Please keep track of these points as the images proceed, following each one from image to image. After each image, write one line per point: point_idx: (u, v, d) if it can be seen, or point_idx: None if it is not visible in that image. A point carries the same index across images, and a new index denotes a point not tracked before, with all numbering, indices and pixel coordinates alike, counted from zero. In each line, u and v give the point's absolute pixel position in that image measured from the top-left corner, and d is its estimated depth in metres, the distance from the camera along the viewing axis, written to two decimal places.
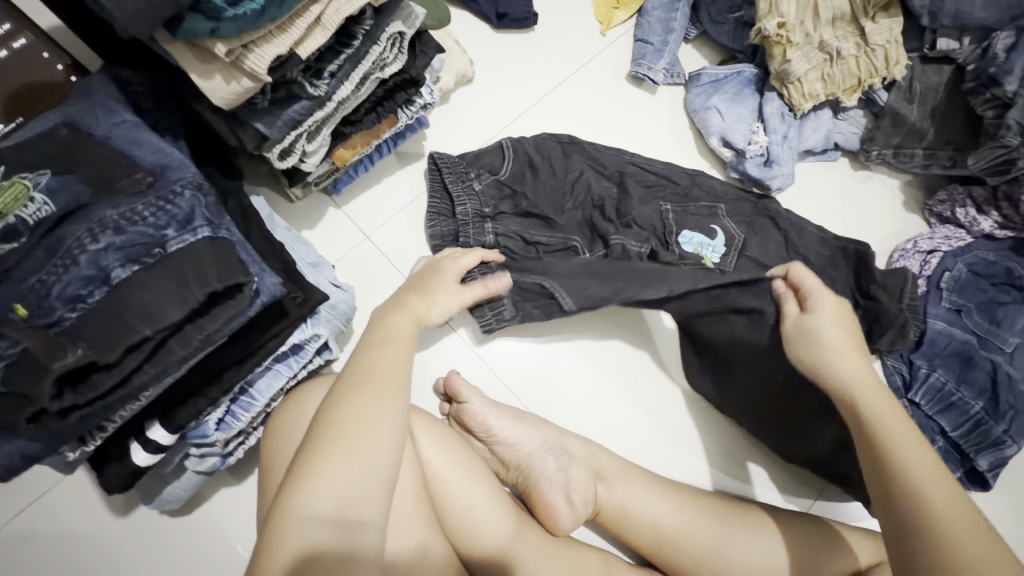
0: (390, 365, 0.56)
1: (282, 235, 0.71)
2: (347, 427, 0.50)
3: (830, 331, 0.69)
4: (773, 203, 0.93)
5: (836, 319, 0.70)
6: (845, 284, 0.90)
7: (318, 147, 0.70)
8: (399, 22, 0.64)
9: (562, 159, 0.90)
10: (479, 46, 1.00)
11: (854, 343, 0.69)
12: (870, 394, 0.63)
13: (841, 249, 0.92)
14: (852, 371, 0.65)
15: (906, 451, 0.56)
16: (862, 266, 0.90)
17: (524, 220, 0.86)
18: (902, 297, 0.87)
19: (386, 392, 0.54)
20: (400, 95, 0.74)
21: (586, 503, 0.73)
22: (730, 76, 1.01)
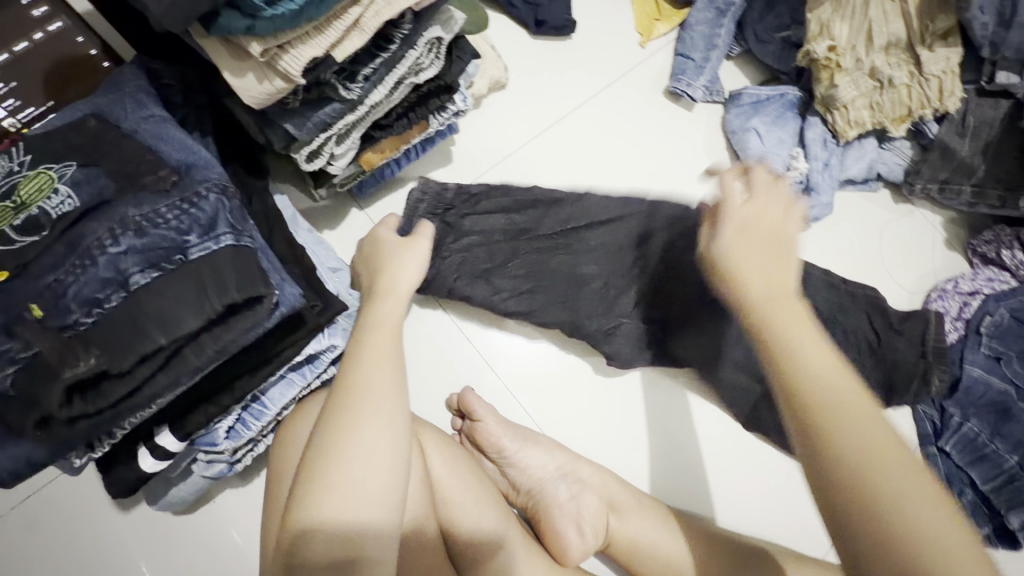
0: (376, 371, 0.53)
1: (304, 237, 0.70)
2: (336, 443, 0.48)
3: (739, 249, 0.51)
4: None
5: (747, 233, 0.52)
6: (859, 329, 0.88)
7: (346, 150, 0.68)
8: (437, 26, 0.62)
9: (540, 208, 0.86)
10: (515, 52, 0.97)
11: (758, 238, 0.52)
12: (752, 284, 0.49)
13: (848, 294, 0.90)
14: (742, 286, 0.50)
15: (828, 388, 0.44)
16: (874, 309, 0.89)
17: (517, 298, 0.82)
18: (924, 341, 0.87)
19: (373, 398, 0.51)
20: (433, 100, 0.72)
21: (597, 535, 0.71)
22: (773, 98, 0.97)
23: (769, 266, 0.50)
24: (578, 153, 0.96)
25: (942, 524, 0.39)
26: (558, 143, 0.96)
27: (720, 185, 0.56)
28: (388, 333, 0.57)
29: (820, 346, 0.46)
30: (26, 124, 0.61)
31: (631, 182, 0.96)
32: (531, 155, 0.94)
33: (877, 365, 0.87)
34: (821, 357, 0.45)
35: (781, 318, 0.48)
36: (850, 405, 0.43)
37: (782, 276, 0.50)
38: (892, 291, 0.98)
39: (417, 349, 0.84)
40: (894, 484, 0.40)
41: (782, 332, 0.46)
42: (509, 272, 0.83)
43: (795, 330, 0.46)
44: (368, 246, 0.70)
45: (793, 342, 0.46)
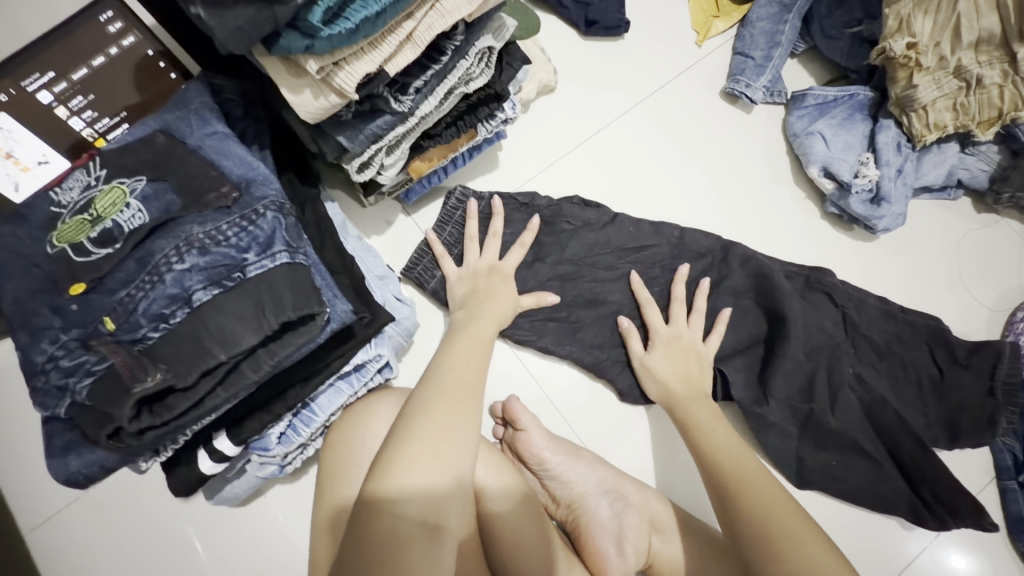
0: (470, 370, 0.60)
1: (353, 244, 0.72)
2: (437, 419, 0.53)
3: (661, 366, 0.76)
4: (828, 275, 0.82)
5: (670, 354, 0.76)
6: (922, 365, 0.80)
7: (396, 161, 0.68)
8: (488, 36, 0.63)
9: (569, 227, 0.83)
10: (564, 54, 0.95)
11: (684, 373, 0.75)
12: (663, 376, 0.76)
13: (910, 324, 0.81)
14: (663, 390, 0.75)
15: (715, 434, 0.68)
16: (937, 340, 0.80)
17: (545, 322, 0.80)
18: (993, 375, 0.78)
19: (467, 391, 0.57)
20: (482, 109, 0.72)
21: (638, 556, 0.69)
22: (841, 99, 0.91)
23: (685, 382, 0.75)
24: (626, 160, 0.93)
25: (787, 513, 0.57)
26: (605, 149, 0.93)
27: (643, 298, 0.80)
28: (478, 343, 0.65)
29: (717, 417, 0.71)
30: (100, 132, 0.64)
31: (676, 193, 0.92)
32: (578, 162, 0.92)
33: (941, 404, 0.79)
34: (715, 423, 0.70)
35: (693, 408, 0.72)
36: (734, 449, 0.66)
37: (702, 393, 0.74)
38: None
39: None
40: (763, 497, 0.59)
41: (691, 407, 0.72)
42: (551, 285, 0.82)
43: (701, 413, 0.71)
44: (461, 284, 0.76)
45: (706, 423, 0.70)
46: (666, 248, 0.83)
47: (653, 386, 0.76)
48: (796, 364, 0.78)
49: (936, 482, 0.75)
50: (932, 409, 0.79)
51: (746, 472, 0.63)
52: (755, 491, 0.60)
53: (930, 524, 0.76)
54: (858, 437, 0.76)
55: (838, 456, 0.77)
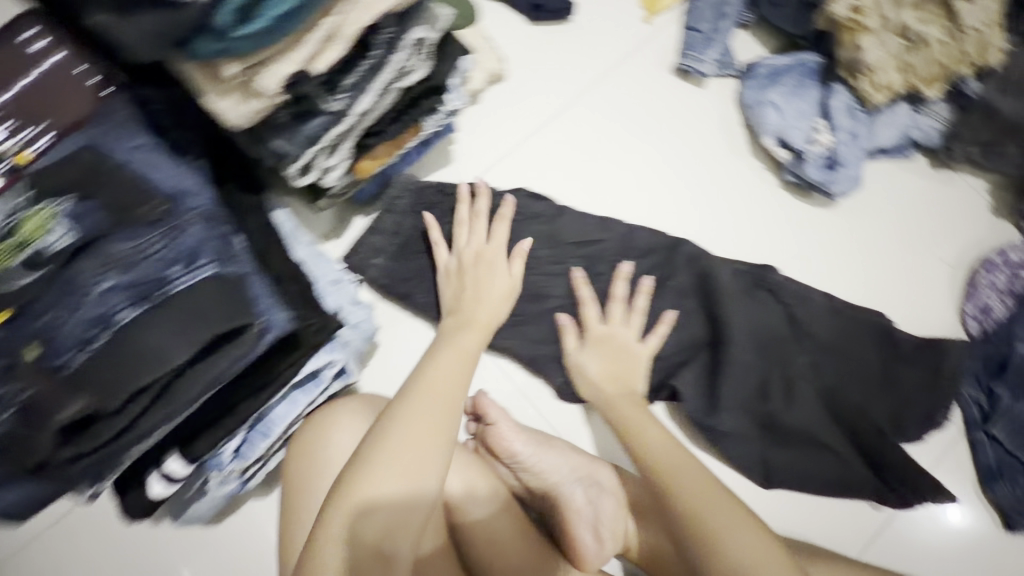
0: (446, 387, 0.61)
1: (303, 251, 0.70)
2: (398, 445, 0.54)
3: (589, 368, 0.75)
4: (772, 272, 0.79)
5: (604, 353, 0.75)
6: (870, 362, 0.78)
7: (339, 162, 0.66)
8: (421, 27, 0.61)
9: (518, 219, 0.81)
10: (512, 40, 0.93)
11: (617, 370, 0.74)
12: (595, 377, 0.75)
13: (856, 319, 0.79)
14: (596, 391, 0.74)
15: (648, 437, 0.67)
16: (883, 339, 0.78)
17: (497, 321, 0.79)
18: (938, 370, 0.78)
19: (439, 412, 0.58)
20: (424, 103, 0.70)
21: (616, 539, 0.70)
22: (791, 67, 0.91)
23: (618, 382, 0.74)
24: (582, 144, 0.91)
25: (728, 514, 0.58)
26: (560, 135, 0.92)
27: (584, 295, 0.78)
28: (462, 357, 0.66)
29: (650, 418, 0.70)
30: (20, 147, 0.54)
31: (635, 175, 0.90)
32: (532, 150, 0.90)
33: (891, 398, 0.77)
34: (649, 424, 0.69)
35: (620, 408, 0.72)
36: (670, 453, 0.65)
37: (636, 395, 0.73)
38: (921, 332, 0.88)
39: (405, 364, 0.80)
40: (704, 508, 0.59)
41: (624, 413, 0.71)
42: None
43: (637, 418, 0.70)
44: (456, 281, 0.75)
45: (637, 428, 0.69)
46: (618, 239, 0.81)
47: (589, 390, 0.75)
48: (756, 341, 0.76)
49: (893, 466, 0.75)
50: (881, 402, 0.77)
51: (683, 475, 0.62)
52: (697, 497, 0.60)
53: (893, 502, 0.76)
54: (817, 431, 0.75)
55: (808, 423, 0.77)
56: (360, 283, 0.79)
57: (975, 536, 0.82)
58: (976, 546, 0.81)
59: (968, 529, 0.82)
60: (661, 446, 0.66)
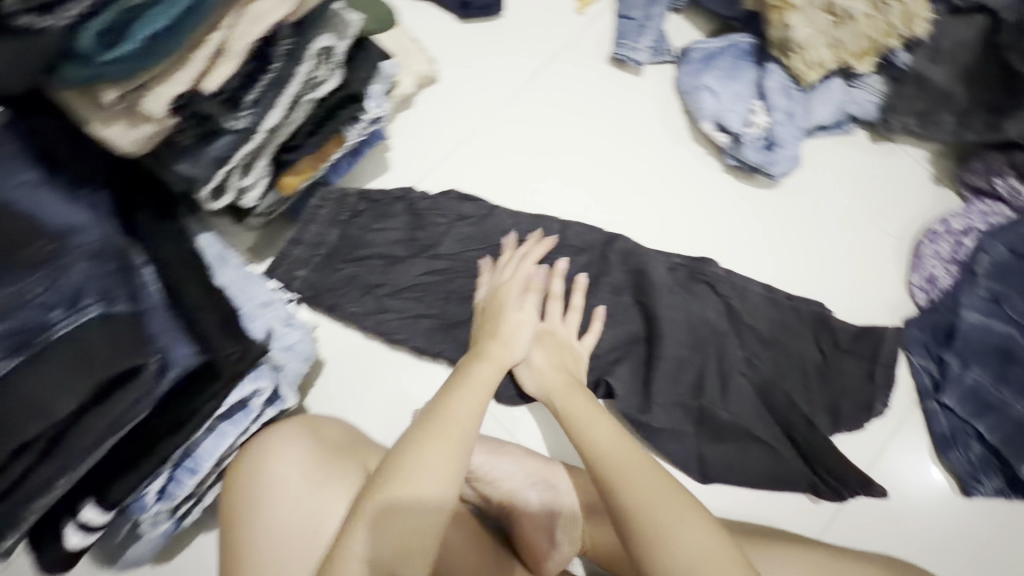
0: (459, 415, 0.61)
1: (231, 276, 0.68)
2: (405, 476, 0.55)
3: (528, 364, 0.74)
4: (708, 266, 0.83)
5: (545, 347, 0.74)
6: (806, 353, 0.81)
7: (256, 180, 0.64)
8: (326, 35, 0.59)
9: (444, 222, 0.81)
10: (443, 40, 0.91)
11: (560, 361, 0.73)
12: (541, 368, 0.73)
13: (793, 311, 0.82)
14: (539, 382, 0.72)
15: (590, 423, 0.65)
16: (819, 327, 0.82)
17: (446, 331, 0.77)
18: (874, 358, 0.81)
19: (450, 442, 0.58)
20: (342, 112, 0.68)
21: (573, 542, 0.69)
22: (724, 50, 0.90)
23: (559, 370, 0.72)
24: (521, 141, 0.90)
25: (670, 498, 0.55)
26: (498, 133, 0.90)
27: None
28: (482, 387, 0.65)
29: (593, 406, 0.67)
30: None
31: (576, 169, 0.89)
32: (471, 151, 0.89)
33: (824, 389, 0.80)
34: (591, 411, 0.66)
35: (562, 395, 0.69)
36: (611, 438, 0.62)
37: (577, 382, 0.71)
38: (871, 306, 0.88)
39: (347, 383, 0.78)
40: (642, 496, 0.56)
41: (568, 402, 0.68)
42: (455, 282, 0.79)
43: (577, 406, 0.67)
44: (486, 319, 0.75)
45: (579, 414, 0.66)
46: (549, 238, 0.82)
47: (533, 384, 0.73)
48: (687, 322, 0.79)
49: (827, 458, 0.76)
50: (817, 394, 0.80)
51: (620, 462, 0.59)
52: (637, 483, 0.57)
53: (827, 493, 0.77)
54: (751, 424, 0.77)
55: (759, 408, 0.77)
56: (297, 302, 0.76)
57: (934, 506, 0.82)
58: (935, 513, 0.82)
59: (925, 498, 0.83)
60: (603, 433, 0.63)
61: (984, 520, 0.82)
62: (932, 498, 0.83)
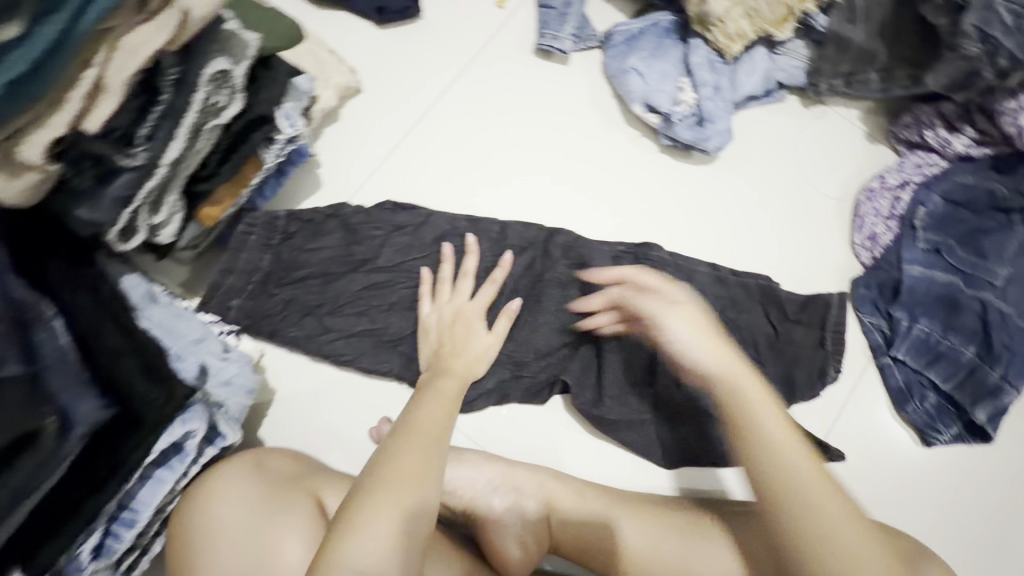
0: (432, 422, 0.64)
1: (160, 315, 0.65)
2: (386, 481, 0.57)
3: (685, 337, 0.64)
4: (654, 250, 0.83)
5: (694, 326, 0.65)
6: (757, 326, 0.81)
7: (168, 216, 0.62)
8: (221, 58, 0.57)
9: (380, 234, 0.80)
10: (363, 49, 0.90)
11: (715, 334, 0.65)
12: (681, 349, 0.64)
13: (742, 286, 0.83)
14: (709, 356, 0.63)
15: (762, 423, 0.60)
16: (768, 299, 0.83)
17: (395, 345, 0.77)
18: (823, 325, 0.82)
19: (427, 446, 0.61)
20: (254, 135, 0.66)
21: (540, 541, 0.69)
22: (646, 30, 0.90)
23: (723, 350, 0.64)
24: (454, 143, 0.88)
25: (844, 517, 0.55)
26: (429, 138, 0.88)
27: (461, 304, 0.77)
28: (448, 393, 0.69)
29: (766, 398, 0.61)
30: None
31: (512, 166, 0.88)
32: (403, 159, 0.87)
33: (777, 360, 0.80)
34: (766, 406, 0.61)
35: (743, 379, 0.62)
36: (785, 446, 0.59)
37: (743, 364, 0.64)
38: (817, 270, 0.89)
39: (299, 409, 0.77)
40: (825, 514, 0.55)
41: (734, 391, 0.61)
42: (398, 294, 0.79)
43: (753, 396, 0.61)
44: (441, 331, 0.76)
45: (748, 410, 0.60)
46: (489, 239, 0.82)
47: (696, 354, 0.64)
48: None
49: None
50: (770, 364, 0.81)
51: (800, 474, 0.57)
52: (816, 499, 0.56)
53: None
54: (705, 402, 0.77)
55: None
56: (236, 334, 0.75)
57: (897, 460, 0.84)
58: (902, 469, 0.83)
59: (889, 452, 0.84)
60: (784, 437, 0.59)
61: (947, 467, 0.84)
62: (895, 452, 0.84)
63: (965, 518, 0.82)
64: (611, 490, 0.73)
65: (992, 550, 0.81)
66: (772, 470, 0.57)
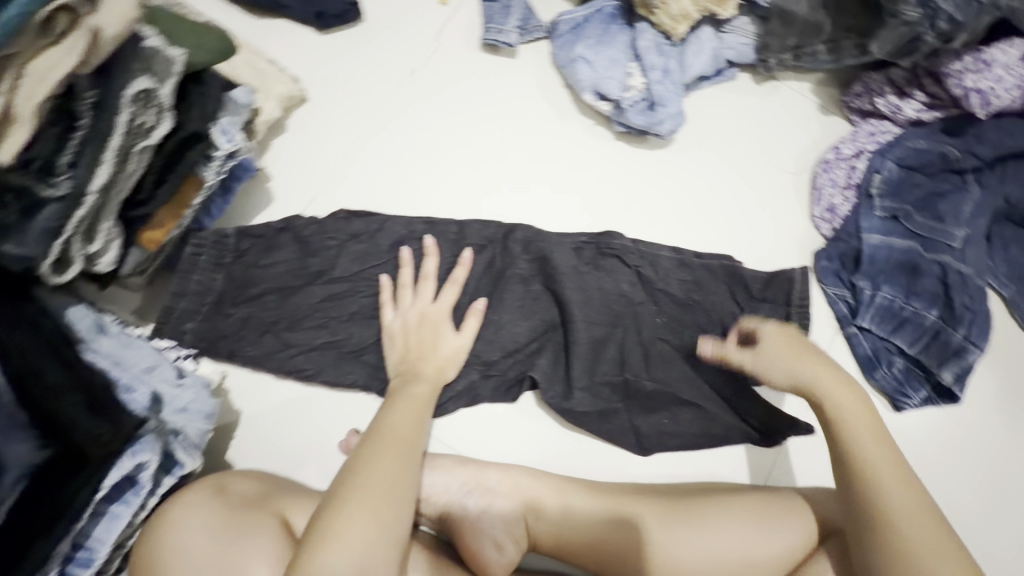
0: (406, 425, 0.67)
1: (109, 346, 0.63)
2: (363, 484, 0.59)
3: (773, 362, 0.68)
4: (616, 239, 0.82)
5: (785, 349, 0.69)
6: (723, 308, 0.81)
7: (105, 243, 0.60)
8: (142, 78, 0.55)
9: (336, 243, 0.79)
10: (305, 56, 0.88)
11: (811, 355, 0.68)
12: (789, 368, 0.68)
13: (706, 269, 0.83)
14: (792, 379, 0.67)
15: (863, 442, 0.62)
16: (733, 279, 0.82)
17: (358, 355, 0.76)
18: (788, 302, 0.82)
19: (402, 450, 0.64)
20: (190, 154, 0.65)
21: (517, 541, 0.69)
22: (591, 17, 0.89)
23: (827, 371, 0.67)
24: (406, 146, 0.87)
25: (937, 546, 0.56)
26: (380, 142, 0.87)
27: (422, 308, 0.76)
28: (422, 395, 0.71)
29: (869, 420, 0.64)
30: None
31: (467, 164, 0.87)
32: (355, 165, 0.85)
33: None
34: (868, 428, 0.63)
35: (837, 398, 0.65)
36: (882, 468, 0.61)
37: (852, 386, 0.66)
38: (780, 246, 0.89)
39: (266, 429, 0.75)
40: (914, 537, 0.56)
41: (839, 408, 0.65)
42: (358, 304, 0.77)
43: (851, 415, 0.64)
44: (405, 336, 0.75)
45: (850, 429, 0.63)
46: (447, 239, 0.81)
47: (783, 376, 0.68)
48: (599, 297, 0.80)
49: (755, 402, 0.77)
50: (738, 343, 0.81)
51: (898, 496, 0.59)
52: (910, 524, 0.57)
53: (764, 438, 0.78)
54: (674, 387, 0.78)
55: (682, 369, 0.78)
56: (195, 357, 0.73)
57: None
58: None
59: None
60: (885, 461, 0.61)
61: (925, 433, 0.84)
62: None
63: (946, 482, 0.82)
64: (587, 483, 0.73)
65: (975, 511, 0.81)
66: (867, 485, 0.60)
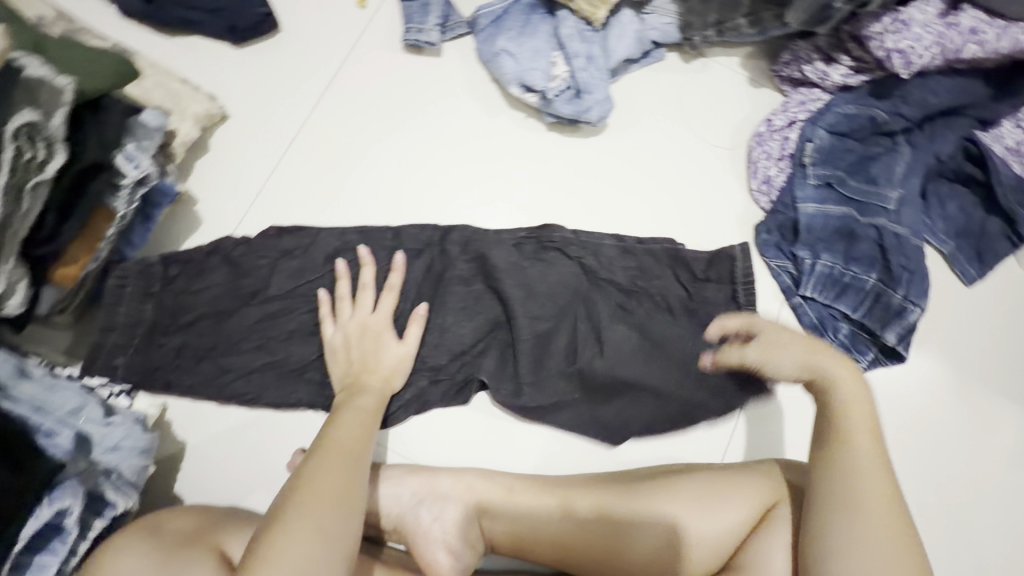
0: (352, 436, 0.66)
1: (30, 390, 0.60)
2: (306, 498, 0.58)
3: (774, 353, 0.66)
4: (554, 231, 0.82)
5: (789, 342, 0.66)
6: (668, 291, 0.81)
7: (8, 285, 0.58)
8: (26, 112, 0.53)
9: (267, 262, 0.77)
10: (223, 73, 0.86)
11: (813, 347, 0.65)
12: (795, 358, 0.65)
13: (647, 253, 0.83)
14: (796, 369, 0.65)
15: (860, 441, 0.60)
16: (676, 262, 0.82)
17: (300, 373, 0.75)
18: (733, 278, 0.81)
19: (347, 462, 0.63)
20: (93, 186, 0.62)
21: (470, 545, 0.69)
22: (510, 10, 0.88)
23: (837, 367, 0.63)
24: (334, 155, 0.85)
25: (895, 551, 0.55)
26: (308, 153, 0.85)
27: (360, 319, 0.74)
28: (366, 406, 0.70)
29: (870, 423, 0.61)
30: None
31: (398, 169, 0.85)
32: (283, 180, 0.84)
33: (694, 321, 0.80)
34: (867, 429, 0.60)
35: (841, 392, 0.62)
36: (867, 470, 0.58)
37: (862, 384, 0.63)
38: (721, 223, 0.89)
39: (214, 456, 0.74)
40: (868, 534, 0.55)
41: (844, 404, 0.62)
42: (295, 321, 0.76)
43: (856, 412, 0.61)
44: (346, 351, 0.73)
45: (851, 426, 0.60)
46: (382, 247, 0.80)
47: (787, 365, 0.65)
48: (539, 292, 0.79)
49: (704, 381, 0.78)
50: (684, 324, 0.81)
51: (869, 499, 0.57)
52: (870, 524, 0.56)
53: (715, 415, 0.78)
54: (622, 373, 0.78)
55: (630, 356, 0.78)
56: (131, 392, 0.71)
57: None
58: None
59: None
60: (875, 466, 0.58)
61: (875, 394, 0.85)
62: None
63: (900, 442, 0.83)
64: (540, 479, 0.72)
65: (927, 466, 0.82)
66: (845, 477, 0.58)
